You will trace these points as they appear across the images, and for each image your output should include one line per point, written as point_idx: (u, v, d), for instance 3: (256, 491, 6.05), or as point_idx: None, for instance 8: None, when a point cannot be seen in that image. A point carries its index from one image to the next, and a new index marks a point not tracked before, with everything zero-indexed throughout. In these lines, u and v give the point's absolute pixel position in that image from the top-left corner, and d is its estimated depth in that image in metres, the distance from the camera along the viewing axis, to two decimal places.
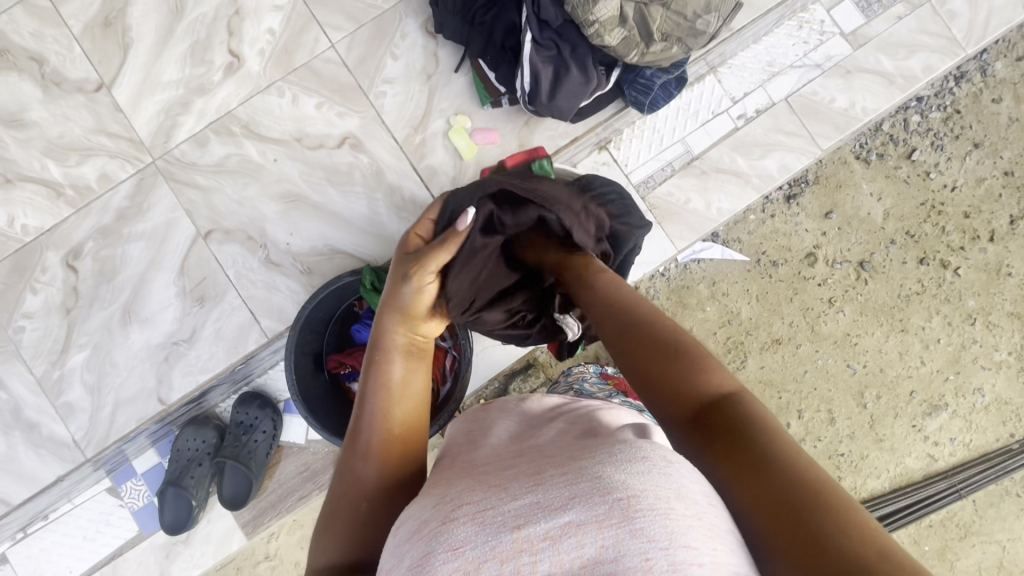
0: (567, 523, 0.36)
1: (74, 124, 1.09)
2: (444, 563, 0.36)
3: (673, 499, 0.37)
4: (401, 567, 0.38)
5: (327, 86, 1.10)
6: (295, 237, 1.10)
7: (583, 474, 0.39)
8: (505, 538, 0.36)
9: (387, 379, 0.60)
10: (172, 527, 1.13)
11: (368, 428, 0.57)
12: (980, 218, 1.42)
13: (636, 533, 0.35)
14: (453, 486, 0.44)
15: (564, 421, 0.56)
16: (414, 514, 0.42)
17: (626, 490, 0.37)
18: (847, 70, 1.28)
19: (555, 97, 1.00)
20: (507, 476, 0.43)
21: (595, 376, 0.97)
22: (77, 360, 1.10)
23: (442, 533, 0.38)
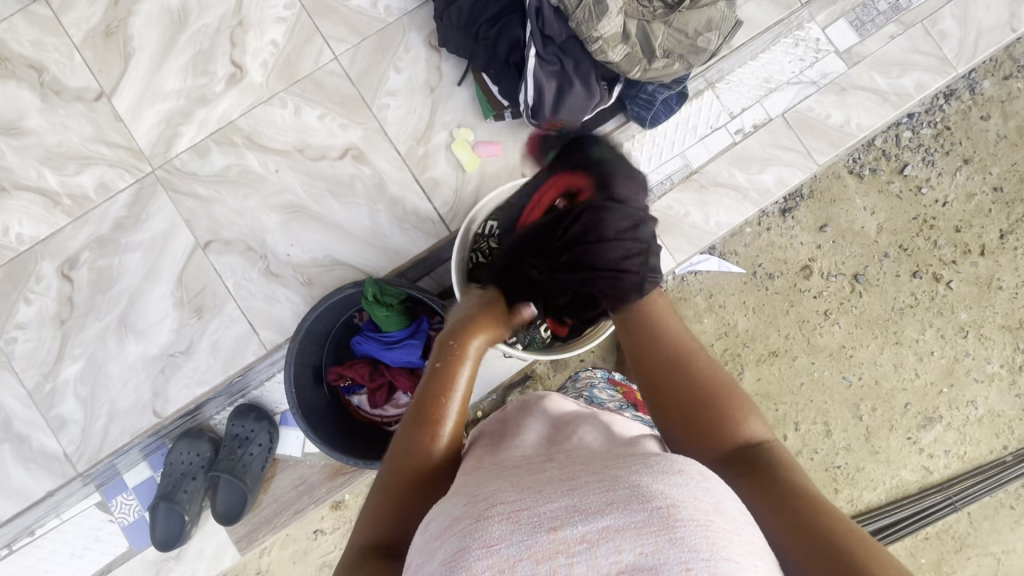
0: (605, 528, 0.37)
1: (72, 132, 1.08)
2: (479, 560, 0.36)
3: (711, 513, 0.39)
4: (432, 564, 0.38)
5: (330, 98, 1.10)
6: (295, 248, 1.09)
7: (619, 483, 0.41)
8: (541, 538, 0.37)
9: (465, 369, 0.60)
10: (163, 543, 1.11)
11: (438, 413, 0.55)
12: (971, 233, 1.45)
13: (675, 542, 0.36)
14: (484, 483, 0.45)
15: (593, 430, 0.56)
16: (443, 512, 0.42)
17: (665, 500, 0.38)
18: (842, 87, 1.30)
19: (559, 111, 1.00)
20: (540, 477, 0.44)
21: (603, 381, 0.97)
22: (70, 372, 1.08)
23: (476, 529, 0.38)
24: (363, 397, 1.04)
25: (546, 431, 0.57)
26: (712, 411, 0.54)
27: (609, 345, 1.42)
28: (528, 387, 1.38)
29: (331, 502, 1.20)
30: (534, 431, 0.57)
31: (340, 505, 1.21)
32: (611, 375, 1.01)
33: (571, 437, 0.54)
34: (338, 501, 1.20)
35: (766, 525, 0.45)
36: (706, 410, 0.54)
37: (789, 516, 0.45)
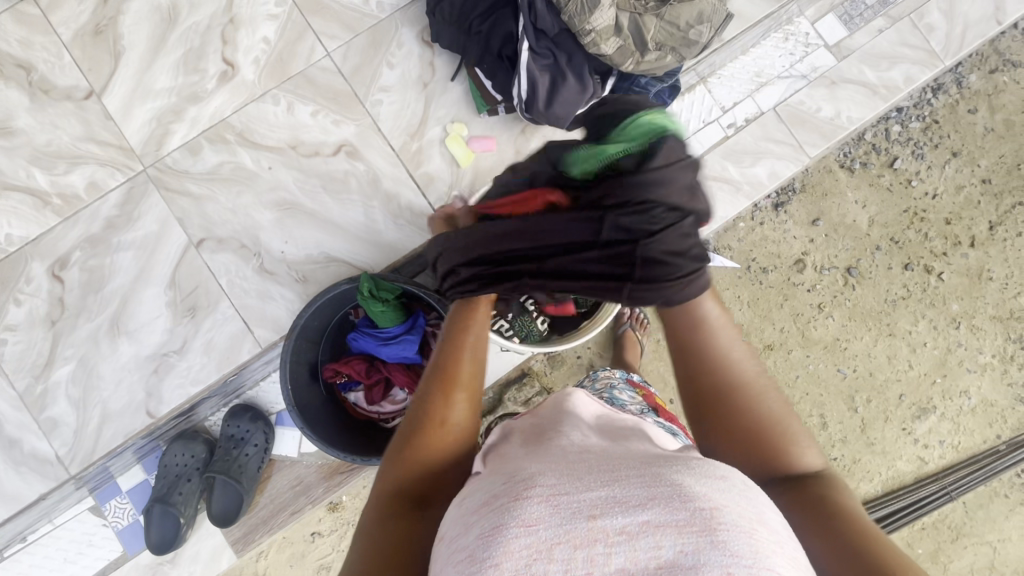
0: (645, 522, 0.41)
1: (62, 132, 1.07)
2: (516, 535, 0.41)
3: (755, 521, 0.43)
4: (473, 533, 0.44)
5: (323, 95, 1.10)
6: (289, 245, 1.08)
7: (661, 480, 0.45)
8: (579, 524, 0.42)
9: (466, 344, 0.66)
10: (158, 546, 1.09)
11: (455, 370, 0.63)
12: (961, 225, 1.46)
13: (717, 545, 0.40)
14: (522, 466, 0.50)
15: (633, 434, 0.59)
16: (484, 488, 0.48)
17: (708, 503, 0.43)
18: (832, 80, 1.31)
19: (552, 104, 1.00)
20: (578, 468, 0.49)
21: (622, 381, 0.98)
22: (61, 373, 1.07)
23: (515, 509, 0.43)
24: (359, 394, 1.03)
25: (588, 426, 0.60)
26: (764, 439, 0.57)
27: (605, 341, 1.43)
28: (526, 385, 1.39)
29: (328, 503, 1.20)
30: (574, 425, 0.60)
31: (338, 506, 1.21)
32: (629, 377, 1.02)
33: (616, 436, 0.58)
34: (334, 502, 1.19)
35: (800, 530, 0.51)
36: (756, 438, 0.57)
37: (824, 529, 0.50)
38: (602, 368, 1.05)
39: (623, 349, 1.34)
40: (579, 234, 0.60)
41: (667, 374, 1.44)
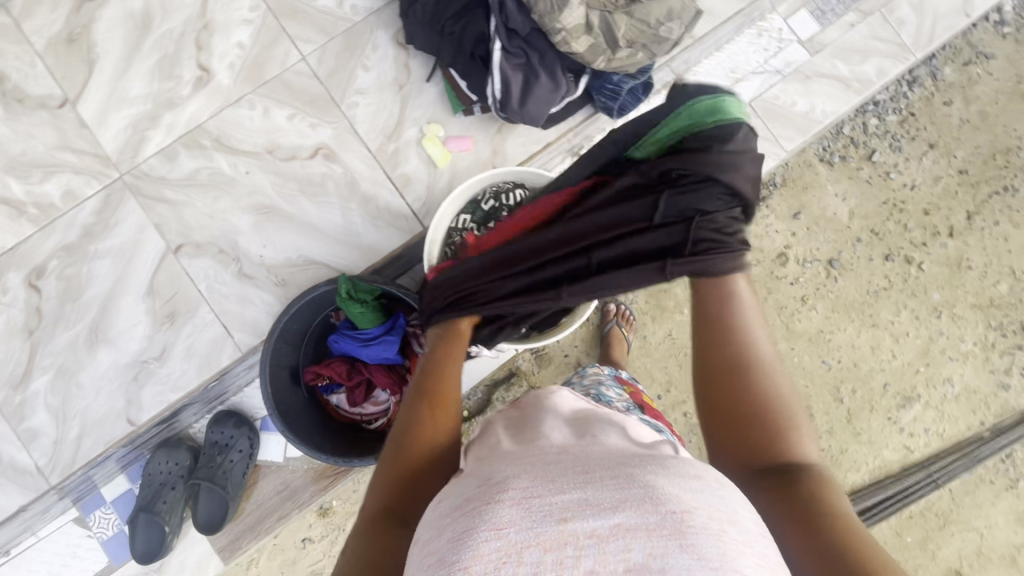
0: (616, 525, 0.42)
1: (37, 141, 1.07)
2: (486, 539, 0.42)
3: (725, 523, 0.44)
4: (443, 536, 0.44)
5: (299, 98, 1.10)
6: (268, 249, 1.08)
7: (634, 483, 0.46)
8: (550, 527, 0.42)
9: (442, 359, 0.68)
10: (144, 555, 1.09)
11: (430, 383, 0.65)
12: (939, 215, 1.48)
13: (686, 547, 0.41)
14: (498, 468, 0.51)
15: (608, 428, 0.59)
16: (459, 491, 0.49)
17: (679, 505, 0.43)
18: (806, 75, 1.33)
19: (526, 103, 1.02)
20: (553, 469, 0.49)
21: (610, 378, 0.98)
22: (40, 383, 1.06)
23: (487, 512, 0.44)
24: (342, 396, 1.04)
25: (570, 424, 0.60)
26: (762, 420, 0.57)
27: (591, 339, 1.44)
28: (514, 385, 1.39)
29: (318, 508, 1.19)
30: (554, 424, 0.60)
31: (328, 512, 1.19)
32: (617, 374, 1.02)
33: (590, 432, 0.57)
34: (324, 507, 1.19)
35: (785, 533, 0.49)
36: (754, 418, 0.57)
37: (804, 522, 0.49)
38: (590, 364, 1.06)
39: (610, 346, 1.35)
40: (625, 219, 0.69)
41: (654, 370, 1.44)
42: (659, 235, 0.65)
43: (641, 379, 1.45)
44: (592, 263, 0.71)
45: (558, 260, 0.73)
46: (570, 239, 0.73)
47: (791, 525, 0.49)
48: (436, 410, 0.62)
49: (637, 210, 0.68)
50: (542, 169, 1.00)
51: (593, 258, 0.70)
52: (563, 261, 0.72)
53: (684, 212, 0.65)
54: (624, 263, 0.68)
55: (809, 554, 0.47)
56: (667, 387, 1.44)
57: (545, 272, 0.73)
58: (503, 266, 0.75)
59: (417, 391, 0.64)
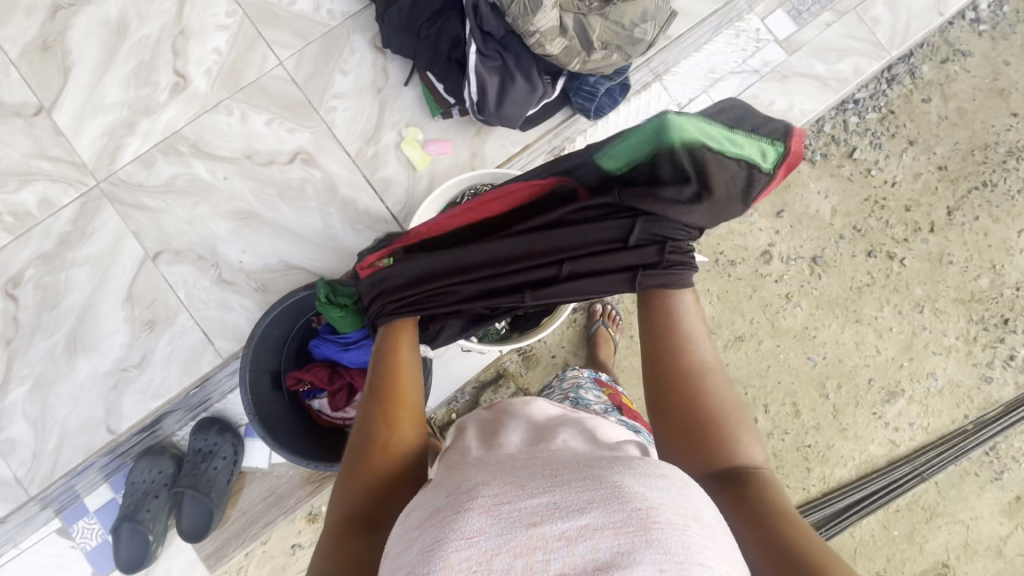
0: (584, 526, 0.43)
1: (12, 149, 1.06)
2: (456, 549, 0.42)
3: (689, 518, 0.45)
4: (413, 550, 0.44)
5: (277, 103, 1.10)
6: (247, 255, 1.08)
7: (601, 483, 0.47)
8: (519, 532, 0.43)
9: (398, 367, 0.67)
10: (128, 565, 1.08)
11: (391, 386, 0.65)
12: (920, 211, 1.50)
13: (651, 542, 0.42)
14: (467, 477, 0.51)
15: (575, 431, 0.62)
16: (428, 502, 0.49)
17: (644, 502, 0.45)
18: (783, 74, 1.34)
19: (503, 105, 1.02)
20: (521, 475, 0.50)
21: (589, 381, 0.99)
22: (18, 393, 1.05)
23: (457, 521, 0.44)
24: (324, 401, 1.03)
25: (531, 430, 0.62)
26: (707, 429, 0.60)
27: (578, 339, 1.44)
28: (502, 387, 1.39)
29: (307, 513, 1.19)
30: (516, 432, 0.61)
31: (316, 517, 1.19)
32: (597, 376, 1.03)
33: (548, 438, 0.59)
34: (313, 512, 1.18)
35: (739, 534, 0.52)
36: (700, 429, 0.60)
37: (755, 522, 0.52)
38: (570, 366, 1.06)
39: (596, 347, 1.35)
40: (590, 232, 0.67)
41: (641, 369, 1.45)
42: (631, 255, 0.66)
43: (627, 378, 1.45)
44: (560, 274, 0.69)
45: (525, 273, 0.70)
46: (537, 250, 0.69)
47: (744, 525, 0.52)
48: (404, 418, 0.62)
49: (605, 227, 0.66)
50: (520, 172, 1.01)
51: (559, 269, 0.69)
52: (529, 271, 0.70)
53: (658, 235, 0.64)
54: (583, 272, 0.68)
55: (759, 549, 0.50)
56: None
57: (509, 280, 0.71)
58: (465, 269, 0.71)
59: (378, 396, 0.64)
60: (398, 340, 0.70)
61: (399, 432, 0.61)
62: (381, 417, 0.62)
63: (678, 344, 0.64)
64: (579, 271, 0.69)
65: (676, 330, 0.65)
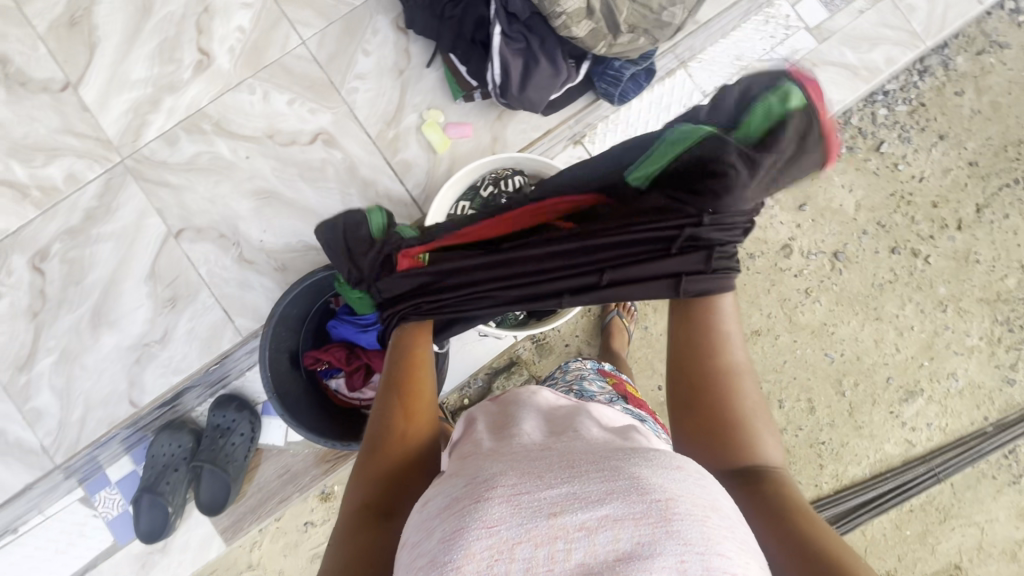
0: (604, 516, 0.43)
1: (39, 124, 1.07)
2: (478, 538, 0.42)
3: (708, 509, 0.45)
4: (434, 539, 0.44)
5: (299, 83, 1.10)
6: (268, 234, 1.09)
7: (619, 475, 0.46)
8: (540, 522, 0.43)
9: (416, 360, 0.68)
10: (148, 535, 1.11)
11: (411, 379, 0.65)
12: (948, 207, 1.46)
13: (672, 534, 0.42)
14: (484, 467, 0.51)
15: (585, 420, 0.62)
16: (446, 491, 0.49)
17: (663, 494, 0.44)
18: (812, 63, 1.31)
19: (525, 89, 1.01)
20: (540, 464, 0.50)
21: (593, 372, 0.99)
22: (45, 364, 1.08)
23: (476, 510, 0.44)
24: (341, 380, 1.04)
25: (543, 420, 0.63)
26: (734, 427, 0.59)
27: (592, 329, 1.44)
28: (514, 373, 1.40)
29: (320, 492, 1.21)
30: (531, 422, 0.62)
31: (329, 496, 1.21)
32: (599, 367, 1.03)
33: (561, 429, 0.60)
34: (326, 491, 1.20)
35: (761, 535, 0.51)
36: (725, 426, 0.59)
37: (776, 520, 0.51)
38: (573, 357, 1.06)
39: (610, 337, 1.35)
40: (639, 235, 0.65)
41: (655, 361, 1.44)
42: (676, 262, 0.64)
43: (640, 369, 1.44)
44: (601, 281, 0.68)
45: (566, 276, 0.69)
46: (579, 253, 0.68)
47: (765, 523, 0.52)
48: (420, 409, 0.63)
49: (656, 230, 0.64)
50: (542, 156, 0.99)
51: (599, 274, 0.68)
52: (567, 277, 0.69)
53: (704, 242, 0.63)
54: (626, 277, 0.66)
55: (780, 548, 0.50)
56: None
57: (546, 285, 0.70)
58: (499, 270, 0.70)
59: (399, 387, 0.65)
60: (415, 338, 0.70)
61: (419, 423, 0.62)
62: (402, 406, 0.63)
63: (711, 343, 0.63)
64: (621, 276, 0.67)
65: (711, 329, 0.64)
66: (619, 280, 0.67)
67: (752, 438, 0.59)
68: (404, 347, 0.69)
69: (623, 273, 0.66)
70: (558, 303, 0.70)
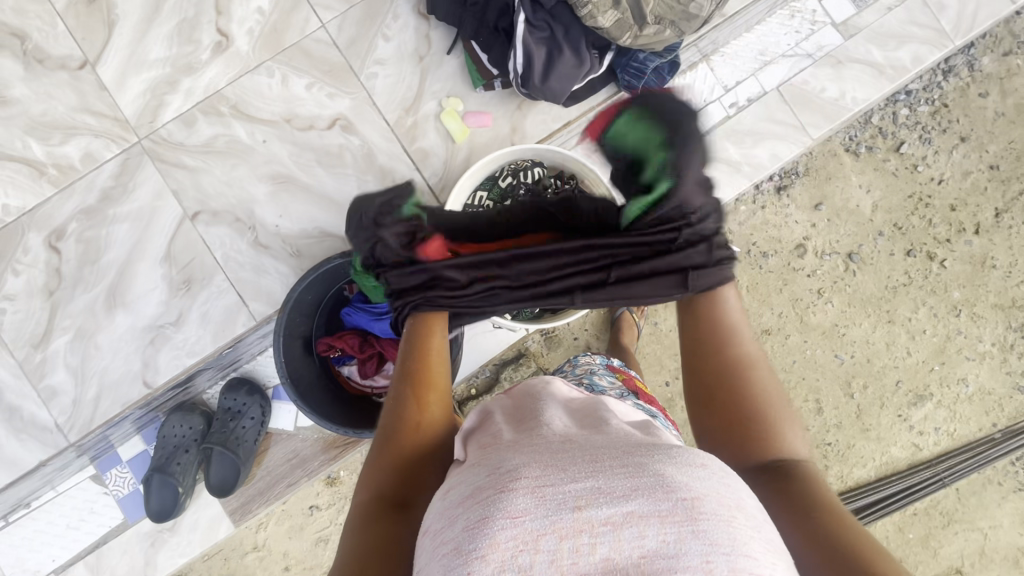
0: (630, 513, 0.43)
1: (57, 102, 1.07)
2: (502, 528, 0.42)
3: (733, 508, 0.45)
4: (457, 527, 0.44)
5: (318, 67, 1.09)
6: (284, 219, 1.08)
7: (644, 470, 0.46)
8: (565, 515, 0.43)
9: (429, 350, 0.66)
10: (158, 514, 1.11)
11: (425, 369, 0.65)
12: (966, 211, 1.44)
13: (697, 534, 0.42)
14: (508, 457, 0.50)
15: (605, 413, 0.62)
16: (468, 480, 0.49)
17: (689, 493, 0.44)
18: (838, 60, 1.28)
19: (548, 79, 1.00)
20: (562, 455, 0.49)
21: (602, 367, 0.98)
22: (60, 343, 1.08)
23: (501, 500, 0.44)
24: (353, 367, 1.04)
25: (562, 411, 0.63)
26: (757, 419, 0.59)
27: (602, 323, 1.44)
28: (522, 365, 1.40)
29: (326, 477, 1.22)
30: (550, 413, 0.61)
31: (335, 480, 1.22)
32: (609, 362, 1.02)
33: (582, 422, 0.60)
34: (332, 476, 1.22)
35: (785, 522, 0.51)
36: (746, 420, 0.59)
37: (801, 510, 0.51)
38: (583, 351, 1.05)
39: (619, 332, 1.34)
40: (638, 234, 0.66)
41: (664, 357, 1.43)
42: (675, 258, 0.64)
43: (648, 365, 1.44)
44: (608, 278, 0.68)
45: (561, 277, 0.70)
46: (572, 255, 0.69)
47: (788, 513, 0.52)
48: (433, 401, 0.63)
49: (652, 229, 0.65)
50: (562, 148, 0.98)
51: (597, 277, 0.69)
52: (573, 274, 0.69)
53: (693, 238, 0.64)
54: (631, 276, 0.66)
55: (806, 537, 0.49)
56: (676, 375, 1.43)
57: (549, 285, 0.70)
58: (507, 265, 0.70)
59: (412, 377, 0.64)
60: (426, 327, 0.68)
61: (432, 414, 0.62)
62: (415, 397, 0.62)
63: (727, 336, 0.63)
64: (625, 274, 0.67)
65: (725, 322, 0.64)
66: (623, 279, 0.67)
67: (774, 429, 0.58)
68: (416, 337, 0.67)
69: (628, 271, 0.67)
70: (556, 304, 0.71)
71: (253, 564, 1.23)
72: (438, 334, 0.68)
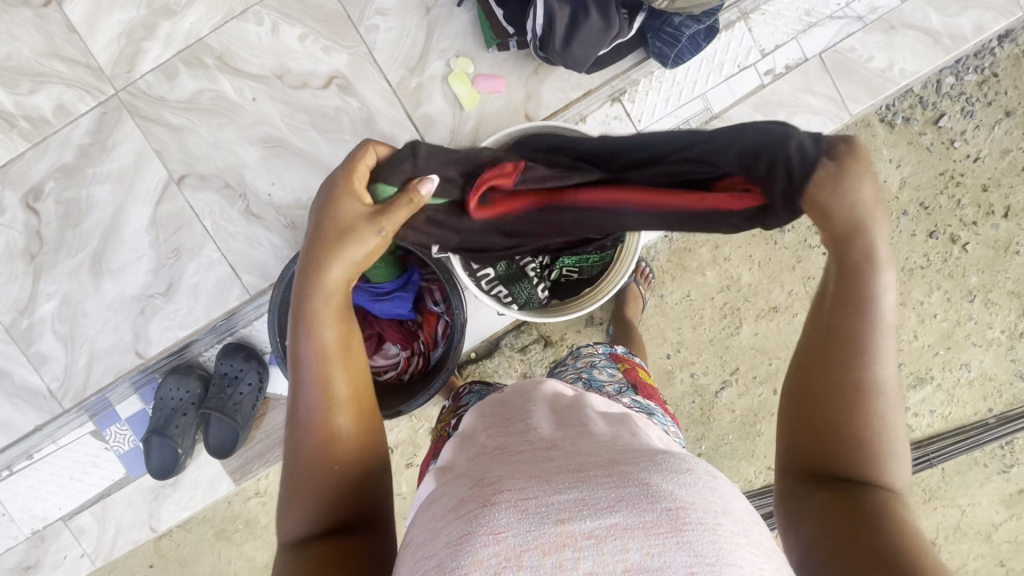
0: (614, 525, 0.39)
1: (21, 44, 0.97)
2: (485, 545, 0.38)
3: (719, 514, 0.41)
4: (438, 543, 0.41)
5: (311, 15, 0.98)
6: (277, 187, 1.01)
7: (629, 479, 0.42)
8: (548, 529, 0.39)
9: (319, 347, 0.52)
10: (160, 472, 1.12)
11: (329, 380, 0.51)
12: (998, 192, 1.36)
13: (682, 545, 0.38)
14: (492, 468, 0.47)
15: (597, 418, 0.56)
16: (449, 493, 0.45)
17: (674, 501, 0.40)
18: (890, 24, 1.16)
19: (571, 44, 0.90)
20: (550, 466, 0.45)
21: (604, 357, 0.92)
22: (46, 308, 1.05)
23: (483, 515, 0.40)
24: None
25: (545, 412, 0.58)
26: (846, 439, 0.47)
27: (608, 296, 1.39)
28: (523, 334, 1.36)
29: None
30: (535, 414, 0.57)
31: None
32: (612, 350, 0.96)
33: (568, 422, 0.55)
34: None
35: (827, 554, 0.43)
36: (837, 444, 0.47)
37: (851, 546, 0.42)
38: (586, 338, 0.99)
39: (623, 304, 1.30)
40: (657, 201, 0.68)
41: (666, 329, 1.38)
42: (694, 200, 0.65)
43: (651, 337, 1.39)
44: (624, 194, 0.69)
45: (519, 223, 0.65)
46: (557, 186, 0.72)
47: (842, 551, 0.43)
48: (345, 412, 0.52)
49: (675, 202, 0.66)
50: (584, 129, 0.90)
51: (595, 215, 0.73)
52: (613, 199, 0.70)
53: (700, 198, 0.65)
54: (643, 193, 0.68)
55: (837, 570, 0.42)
56: (678, 348, 1.37)
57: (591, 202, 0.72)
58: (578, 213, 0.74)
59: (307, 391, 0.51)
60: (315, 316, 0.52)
61: (345, 432, 0.51)
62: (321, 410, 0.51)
63: (854, 350, 0.47)
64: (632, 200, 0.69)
65: (854, 325, 0.47)
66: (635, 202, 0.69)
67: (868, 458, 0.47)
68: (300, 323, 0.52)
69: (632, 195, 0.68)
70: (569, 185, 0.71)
71: (254, 509, 1.24)
72: (326, 321, 0.52)
